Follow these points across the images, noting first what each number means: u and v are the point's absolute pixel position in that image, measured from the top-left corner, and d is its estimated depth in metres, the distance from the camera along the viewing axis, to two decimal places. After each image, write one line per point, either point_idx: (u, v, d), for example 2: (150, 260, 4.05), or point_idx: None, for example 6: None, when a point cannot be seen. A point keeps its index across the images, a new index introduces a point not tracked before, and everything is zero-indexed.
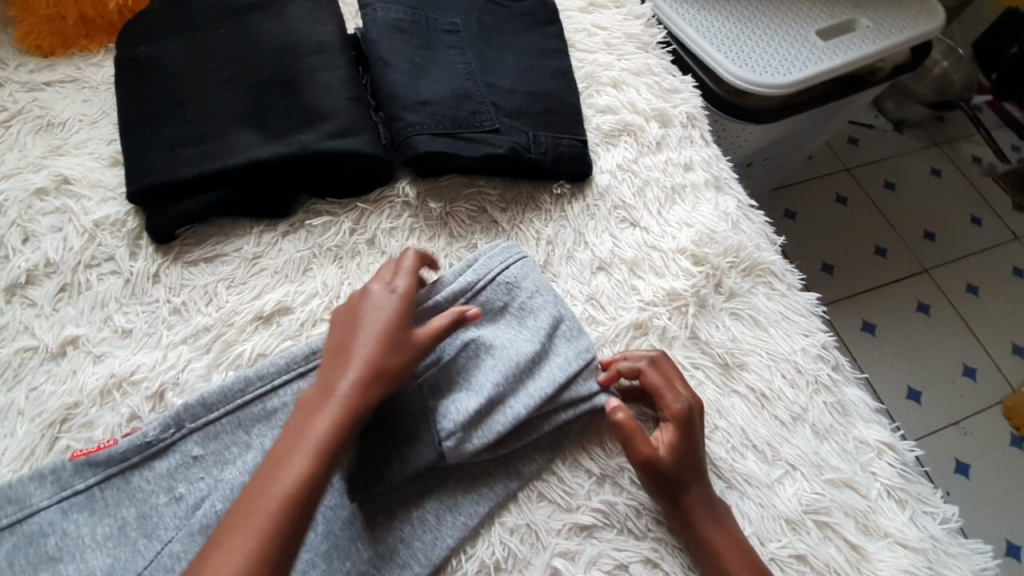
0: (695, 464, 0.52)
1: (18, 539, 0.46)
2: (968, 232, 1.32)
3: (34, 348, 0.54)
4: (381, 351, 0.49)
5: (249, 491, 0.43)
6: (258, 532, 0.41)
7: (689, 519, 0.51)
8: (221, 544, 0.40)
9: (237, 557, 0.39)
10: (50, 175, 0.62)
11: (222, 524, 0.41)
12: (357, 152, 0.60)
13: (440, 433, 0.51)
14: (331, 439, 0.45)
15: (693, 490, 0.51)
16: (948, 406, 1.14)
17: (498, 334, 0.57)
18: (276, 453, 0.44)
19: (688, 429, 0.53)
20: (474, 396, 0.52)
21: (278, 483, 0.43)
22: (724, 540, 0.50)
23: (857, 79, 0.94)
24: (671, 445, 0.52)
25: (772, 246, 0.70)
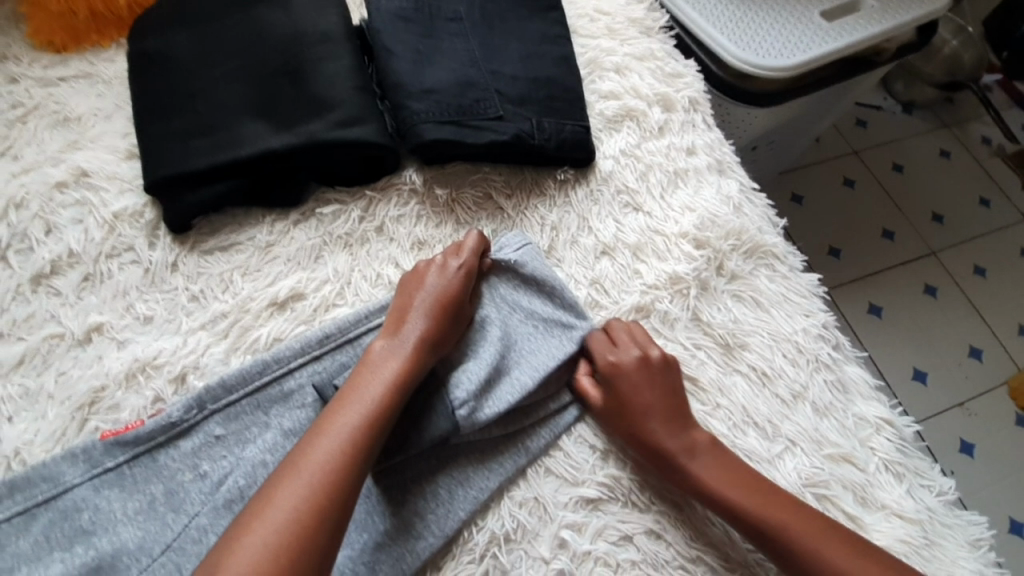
0: (647, 412, 0.55)
1: (54, 514, 0.49)
2: (976, 212, 1.32)
3: (62, 335, 0.57)
4: (440, 315, 0.55)
5: (320, 426, 0.48)
6: (328, 461, 0.46)
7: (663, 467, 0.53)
8: (293, 467, 0.45)
9: (308, 480, 0.45)
10: (69, 168, 0.64)
11: (293, 452, 0.47)
12: (365, 141, 0.62)
13: (454, 402, 0.53)
14: (393, 388, 0.51)
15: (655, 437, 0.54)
16: (953, 386, 1.15)
17: (507, 313, 0.61)
18: (345, 394, 0.50)
19: (618, 382, 0.56)
20: (485, 368, 0.55)
21: (345, 420, 0.48)
22: (713, 481, 0.52)
23: (862, 60, 0.94)
24: (608, 402, 0.56)
25: (774, 229, 0.71)
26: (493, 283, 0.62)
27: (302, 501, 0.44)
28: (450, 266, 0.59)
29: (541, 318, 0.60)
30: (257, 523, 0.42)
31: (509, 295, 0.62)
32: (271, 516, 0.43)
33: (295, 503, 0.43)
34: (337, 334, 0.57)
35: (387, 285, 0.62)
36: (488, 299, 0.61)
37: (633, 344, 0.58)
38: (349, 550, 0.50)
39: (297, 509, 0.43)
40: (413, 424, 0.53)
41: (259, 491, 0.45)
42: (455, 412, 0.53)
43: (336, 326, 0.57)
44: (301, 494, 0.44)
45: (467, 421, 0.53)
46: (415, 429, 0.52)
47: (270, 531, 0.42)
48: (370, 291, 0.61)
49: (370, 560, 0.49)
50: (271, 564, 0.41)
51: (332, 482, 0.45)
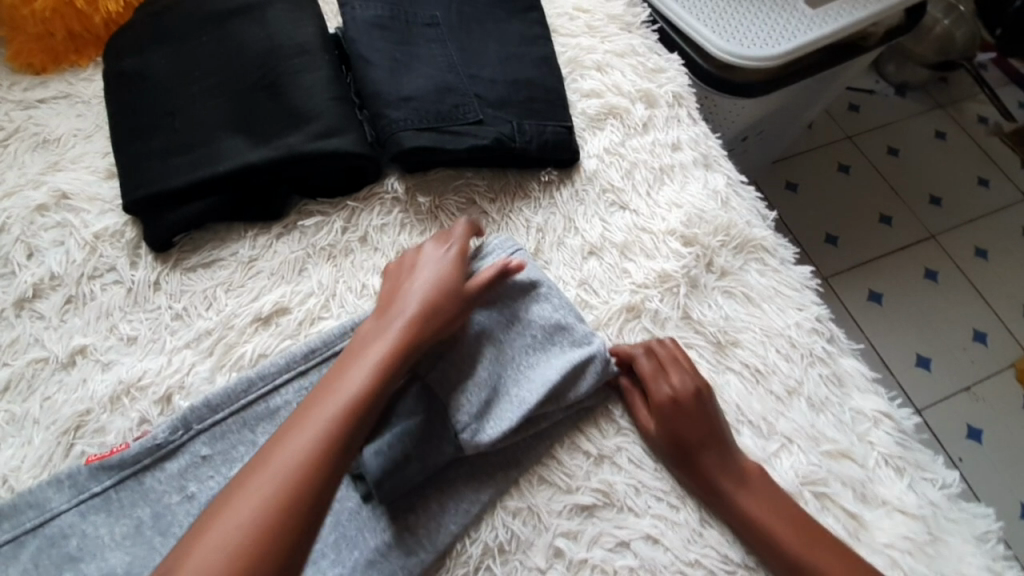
0: (709, 446, 0.54)
1: (42, 542, 0.48)
2: (975, 195, 1.30)
3: (46, 359, 0.56)
4: (433, 301, 0.53)
5: (273, 443, 0.45)
6: (277, 481, 0.42)
7: (719, 498, 0.53)
8: (240, 487, 0.42)
9: (253, 502, 0.41)
10: (49, 191, 0.63)
11: (243, 470, 0.44)
12: (345, 152, 0.61)
13: (456, 426, 0.52)
14: (380, 372, 0.49)
15: (715, 468, 0.53)
16: (959, 372, 1.13)
17: (498, 325, 0.58)
18: (303, 409, 0.46)
19: (682, 414, 0.54)
20: (482, 388, 0.54)
21: (329, 403, 0.46)
22: (766, 513, 0.52)
23: (849, 46, 0.93)
24: (668, 434, 0.54)
25: (763, 222, 0.70)
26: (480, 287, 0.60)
27: (243, 525, 0.40)
28: (423, 278, 0.56)
29: (534, 328, 0.58)
30: (230, 507, 0.41)
31: (500, 304, 0.59)
32: (211, 542, 0.40)
33: (238, 527, 0.40)
34: (322, 348, 0.56)
35: (373, 295, 0.61)
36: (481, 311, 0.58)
37: (683, 372, 0.57)
38: (340, 568, 0.49)
39: (238, 535, 0.40)
40: (406, 438, 0.52)
41: (204, 514, 0.42)
42: (458, 436, 0.52)
43: (321, 341, 0.56)
44: (245, 518, 0.40)
45: (470, 444, 0.52)
46: (407, 445, 0.51)
47: (236, 527, 0.40)
48: (355, 302, 0.60)
49: None
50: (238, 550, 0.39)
51: (279, 506, 0.41)
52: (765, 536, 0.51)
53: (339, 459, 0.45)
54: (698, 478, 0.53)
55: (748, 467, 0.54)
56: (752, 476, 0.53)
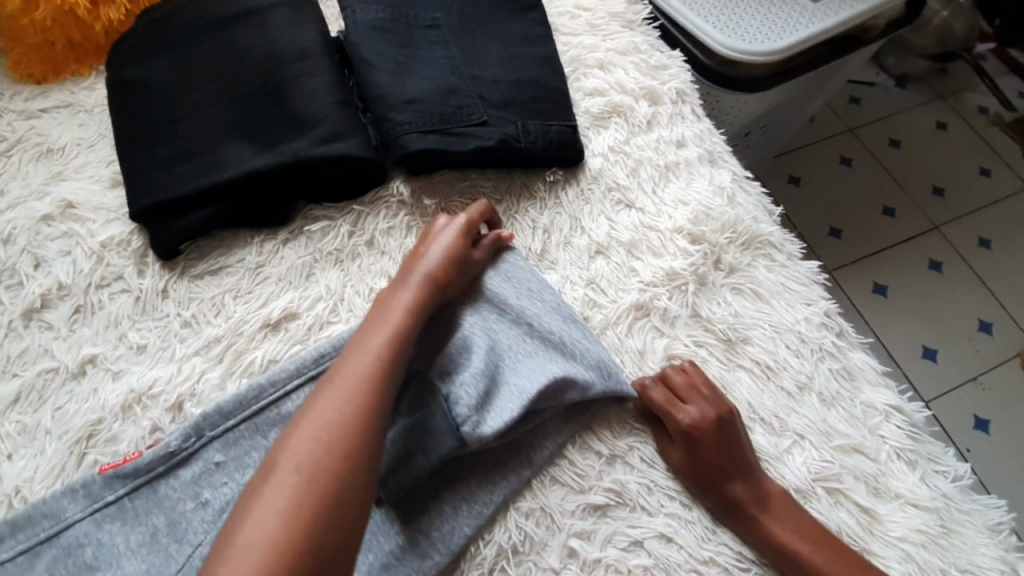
0: (734, 475, 0.53)
1: (57, 552, 0.48)
2: (978, 184, 1.30)
3: (55, 369, 0.56)
4: (453, 254, 0.57)
5: (315, 397, 0.47)
6: (328, 426, 0.44)
7: (744, 524, 0.52)
8: (290, 439, 0.44)
9: (309, 447, 0.43)
10: (54, 201, 0.63)
11: (289, 425, 0.45)
12: (349, 156, 0.61)
13: (457, 418, 0.51)
14: (411, 312, 0.53)
15: (739, 494, 0.53)
16: (965, 362, 1.13)
17: (491, 318, 0.58)
18: (339, 366, 0.49)
19: (707, 443, 0.54)
20: (480, 378, 0.53)
21: (372, 341, 0.50)
22: (793, 536, 0.51)
23: (850, 39, 0.92)
24: (691, 463, 0.54)
25: (770, 218, 0.70)
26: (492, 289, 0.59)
27: (303, 466, 0.42)
28: (430, 251, 0.57)
29: (528, 318, 0.58)
30: (298, 435, 0.44)
31: (493, 297, 0.59)
32: (275, 486, 0.42)
33: (300, 470, 0.42)
34: (333, 352, 0.56)
35: None
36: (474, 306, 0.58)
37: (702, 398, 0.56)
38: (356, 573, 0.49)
39: (301, 475, 0.42)
40: (410, 434, 0.52)
41: (260, 468, 0.44)
42: (459, 429, 0.51)
43: (331, 345, 0.56)
44: (300, 468, 0.42)
45: (472, 435, 0.51)
46: (409, 441, 0.52)
47: (309, 448, 0.43)
48: (364, 306, 0.60)
49: None
50: (317, 465, 0.42)
51: (336, 448, 0.44)
52: (786, 556, 0.51)
53: (389, 385, 0.48)
54: (722, 505, 0.53)
55: (772, 490, 0.53)
56: (777, 500, 0.53)
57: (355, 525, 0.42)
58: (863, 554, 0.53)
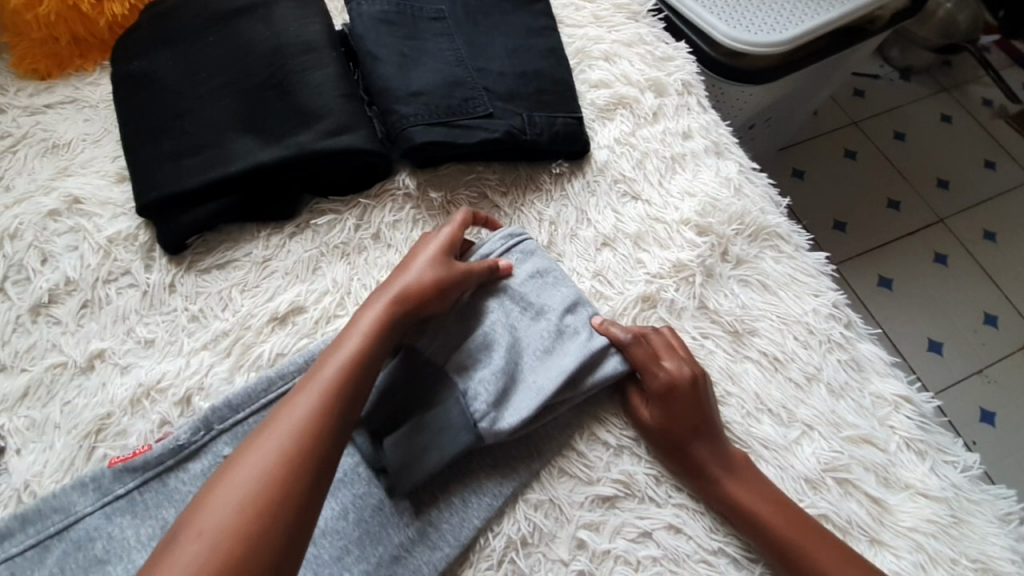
0: (700, 434, 0.53)
1: (68, 545, 0.48)
2: (983, 176, 1.29)
3: (64, 364, 0.56)
4: (428, 274, 0.54)
5: (244, 446, 0.42)
6: (249, 481, 0.40)
7: (707, 485, 0.52)
8: (208, 495, 0.40)
9: (225, 505, 0.39)
10: (61, 196, 0.63)
11: (213, 477, 0.41)
12: (356, 148, 0.61)
13: (474, 415, 0.52)
14: (372, 342, 0.49)
15: (700, 453, 0.53)
16: (970, 355, 1.13)
17: (511, 313, 0.58)
18: (285, 401, 0.45)
19: (677, 401, 0.53)
20: (497, 374, 0.54)
21: (325, 375, 0.46)
22: (753, 499, 0.51)
23: (856, 30, 0.92)
24: (662, 423, 0.54)
25: (777, 209, 0.70)
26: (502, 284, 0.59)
27: (223, 520, 0.38)
28: (411, 266, 0.55)
29: (548, 313, 0.58)
30: (228, 479, 0.40)
31: (512, 292, 0.59)
32: (182, 550, 0.37)
33: (209, 531, 0.38)
34: None
35: None
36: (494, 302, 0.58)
37: (680, 358, 0.56)
38: (367, 564, 0.49)
39: (208, 541, 0.37)
40: (427, 429, 0.52)
41: (171, 528, 0.39)
42: (476, 425, 0.52)
43: None
44: (219, 521, 0.38)
45: (490, 432, 0.51)
46: (426, 436, 0.52)
47: (234, 496, 0.39)
48: None
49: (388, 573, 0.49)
50: (240, 518, 0.38)
51: (254, 508, 0.39)
52: (747, 516, 0.51)
53: (340, 425, 0.45)
54: (684, 463, 0.53)
55: (735, 453, 0.54)
56: (740, 462, 0.53)
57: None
58: (873, 544, 0.52)
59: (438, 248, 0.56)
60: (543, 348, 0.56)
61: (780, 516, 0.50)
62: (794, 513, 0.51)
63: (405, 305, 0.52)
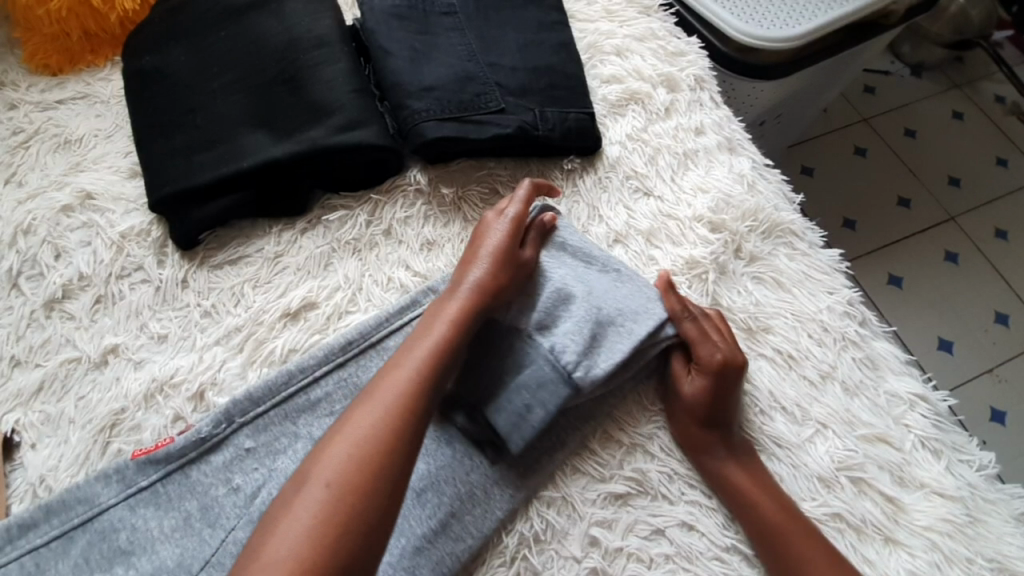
0: (723, 419, 0.54)
1: (92, 536, 0.49)
2: (995, 174, 1.28)
3: (78, 358, 0.57)
4: (507, 256, 0.56)
5: (348, 414, 0.45)
6: (358, 449, 0.43)
7: (710, 464, 0.53)
8: (320, 457, 0.43)
9: (341, 460, 0.42)
10: (73, 192, 0.63)
11: (325, 435, 0.45)
12: (368, 144, 0.61)
13: (567, 365, 0.53)
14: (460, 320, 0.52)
15: (719, 434, 0.54)
16: (981, 354, 1.12)
17: (578, 269, 0.59)
18: (385, 371, 0.48)
19: (721, 386, 0.54)
20: (580, 325, 0.55)
21: (420, 349, 0.49)
22: (749, 480, 0.52)
23: (870, 24, 0.91)
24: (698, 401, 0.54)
25: (790, 205, 0.69)
26: (563, 242, 0.61)
27: (339, 473, 0.41)
28: (489, 246, 0.57)
29: (615, 267, 0.59)
30: (340, 437, 0.43)
31: (573, 249, 0.60)
32: (308, 496, 0.41)
33: (326, 490, 0.41)
34: (358, 340, 0.57)
35: (399, 288, 0.61)
36: (560, 260, 0.60)
37: (733, 343, 0.57)
38: (389, 557, 0.48)
39: (327, 497, 0.40)
40: (523, 389, 0.53)
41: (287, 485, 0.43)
42: (571, 375, 0.52)
43: (356, 333, 0.57)
44: (337, 474, 0.41)
45: (586, 379, 0.53)
46: (526, 396, 0.53)
47: (348, 453, 0.42)
48: (383, 296, 0.60)
49: (411, 564, 0.48)
50: (355, 472, 0.42)
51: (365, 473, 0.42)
52: (743, 498, 0.51)
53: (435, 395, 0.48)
54: (697, 441, 0.54)
55: (743, 440, 0.55)
56: (747, 449, 0.54)
57: (373, 551, 0.40)
58: (888, 543, 0.52)
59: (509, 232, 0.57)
60: (616, 295, 0.57)
61: (772, 503, 0.51)
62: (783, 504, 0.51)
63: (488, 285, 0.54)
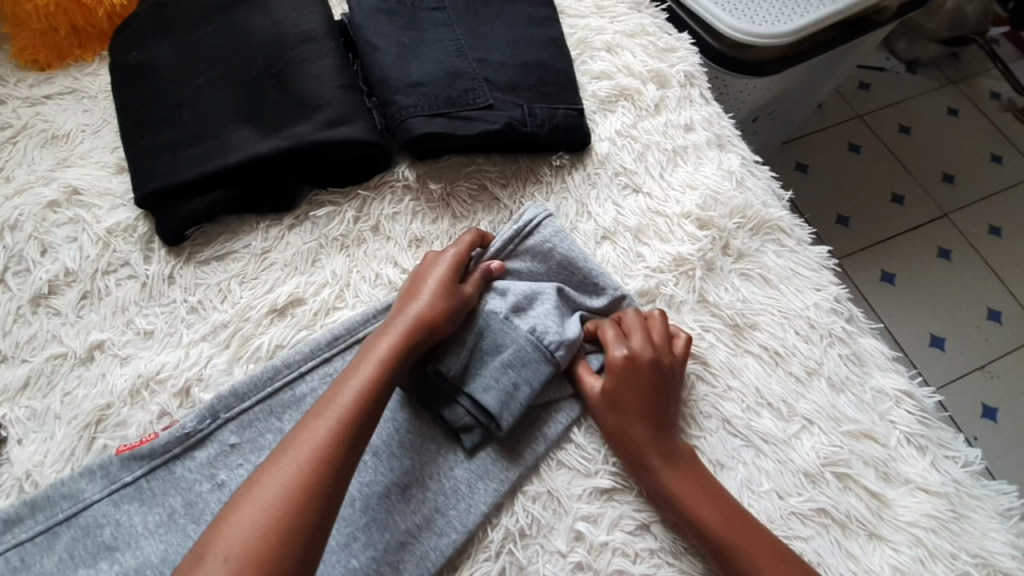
0: (641, 416, 0.53)
1: (76, 532, 0.49)
2: (988, 171, 1.28)
3: (64, 354, 0.56)
4: (452, 285, 0.55)
5: (282, 449, 0.44)
6: (291, 484, 0.41)
7: (646, 474, 0.51)
8: (253, 487, 0.41)
9: (275, 489, 0.41)
10: (60, 187, 0.63)
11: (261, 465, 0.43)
12: (355, 140, 0.60)
13: (550, 346, 0.55)
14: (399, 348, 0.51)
15: (643, 438, 0.52)
16: (973, 351, 1.12)
17: (563, 265, 0.60)
18: (324, 399, 0.47)
19: (628, 384, 0.54)
20: (554, 314, 0.57)
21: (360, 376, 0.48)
22: (689, 486, 0.50)
23: (862, 21, 0.91)
24: (610, 399, 0.54)
25: (779, 202, 0.69)
26: (546, 237, 0.60)
27: (273, 502, 0.40)
28: (438, 272, 0.56)
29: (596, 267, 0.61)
30: (275, 468, 0.42)
31: (563, 254, 0.60)
32: (237, 526, 0.40)
33: (256, 523, 0.40)
34: (345, 335, 0.57)
35: (387, 284, 0.61)
36: (546, 256, 0.60)
37: (643, 339, 0.55)
38: (373, 551, 0.48)
39: (258, 527, 0.39)
40: (510, 367, 0.53)
41: (214, 519, 0.41)
42: (554, 356, 0.55)
43: (344, 328, 0.57)
44: (269, 502, 0.40)
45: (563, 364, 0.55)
46: (512, 373, 0.53)
47: (283, 483, 0.41)
48: (370, 292, 0.60)
49: (394, 559, 0.48)
50: (288, 502, 0.41)
51: (293, 511, 0.40)
52: (670, 500, 0.50)
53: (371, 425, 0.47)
54: (626, 448, 0.53)
55: (680, 444, 0.53)
56: (681, 452, 0.52)
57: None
58: (873, 538, 0.52)
59: (451, 267, 0.56)
60: (584, 277, 0.60)
61: (708, 506, 0.50)
62: (724, 505, 0.50)
63: (431, 314, 0.53)
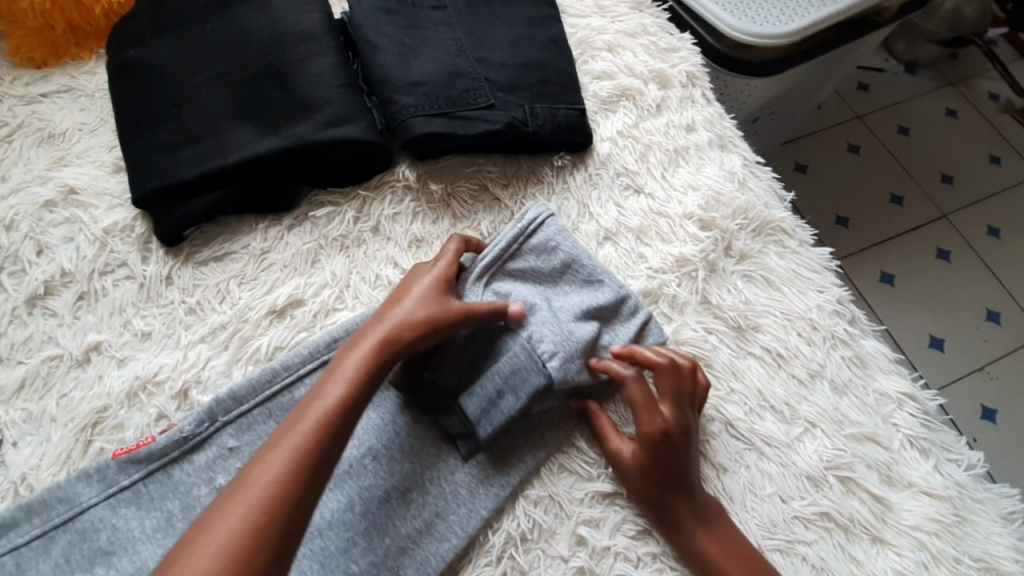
0: (677, 485, 0.50)
1: (73, 536, 0.48)
2: (987, 173, 1.28)
3: (60, 356, 0.56)
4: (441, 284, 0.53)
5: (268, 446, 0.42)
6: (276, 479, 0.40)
7: (681, 539, 0.50)
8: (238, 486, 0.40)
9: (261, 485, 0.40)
10: (56, 187, 0.62)
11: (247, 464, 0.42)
12: (355, 140, 0.60)
13: (542, 355, 0.53)
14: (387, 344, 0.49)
15: (679, 503, 0.50)
16: (972, 352, 1.12)
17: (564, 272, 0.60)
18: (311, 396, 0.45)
19: (664, 454, 0.50)
20: (552, 324, 0.55)
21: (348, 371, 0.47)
22: (723, 551, 0.49)
23: (862, 22, 0.90)
24: (646, 467, 0.51)
25: (781, 203, 0.69)
26: (547, 239, 0.60)
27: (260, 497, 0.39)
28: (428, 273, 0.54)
29: (600, 276, 0.60)
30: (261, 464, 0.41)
31: (565, 256, 0.60)
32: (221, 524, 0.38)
33: (241, 518, 0.38)
34: (345, 337, 0.56)
35: (387, 285, 0.60)
36: (546, 259, 0.60)
37: (675, 401, 0.52)
38: (373, 556, 0.48)
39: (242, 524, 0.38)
40: (498, 375, 0.53)
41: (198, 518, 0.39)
42: (546, 366, 0.53)
43: (343, 330, 0.56)
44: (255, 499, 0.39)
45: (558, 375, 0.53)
46: (498, 381, 0.53)
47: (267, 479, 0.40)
48: (370, 293, 0.60)
49: (394, 564, 0.48)
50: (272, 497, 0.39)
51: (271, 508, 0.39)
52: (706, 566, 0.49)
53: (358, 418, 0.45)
54: (657, 510, 0.51)
55: (713, 505, 0.51)
56: (714, 513, 0.50)
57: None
58: (875, 541, 0.52)
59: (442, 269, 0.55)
60: (584, 281, 0.60)
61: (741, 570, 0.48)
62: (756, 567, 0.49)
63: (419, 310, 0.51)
